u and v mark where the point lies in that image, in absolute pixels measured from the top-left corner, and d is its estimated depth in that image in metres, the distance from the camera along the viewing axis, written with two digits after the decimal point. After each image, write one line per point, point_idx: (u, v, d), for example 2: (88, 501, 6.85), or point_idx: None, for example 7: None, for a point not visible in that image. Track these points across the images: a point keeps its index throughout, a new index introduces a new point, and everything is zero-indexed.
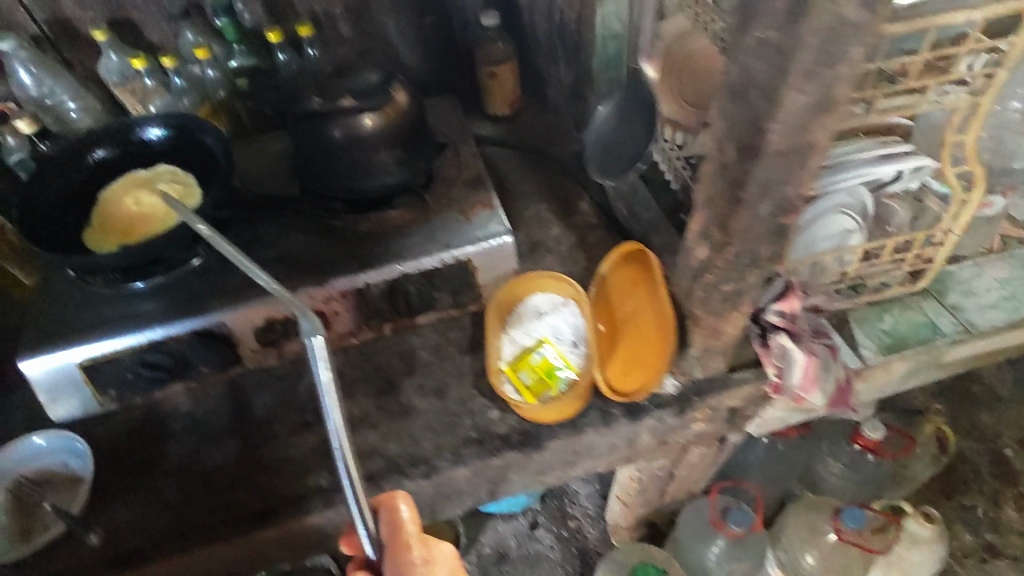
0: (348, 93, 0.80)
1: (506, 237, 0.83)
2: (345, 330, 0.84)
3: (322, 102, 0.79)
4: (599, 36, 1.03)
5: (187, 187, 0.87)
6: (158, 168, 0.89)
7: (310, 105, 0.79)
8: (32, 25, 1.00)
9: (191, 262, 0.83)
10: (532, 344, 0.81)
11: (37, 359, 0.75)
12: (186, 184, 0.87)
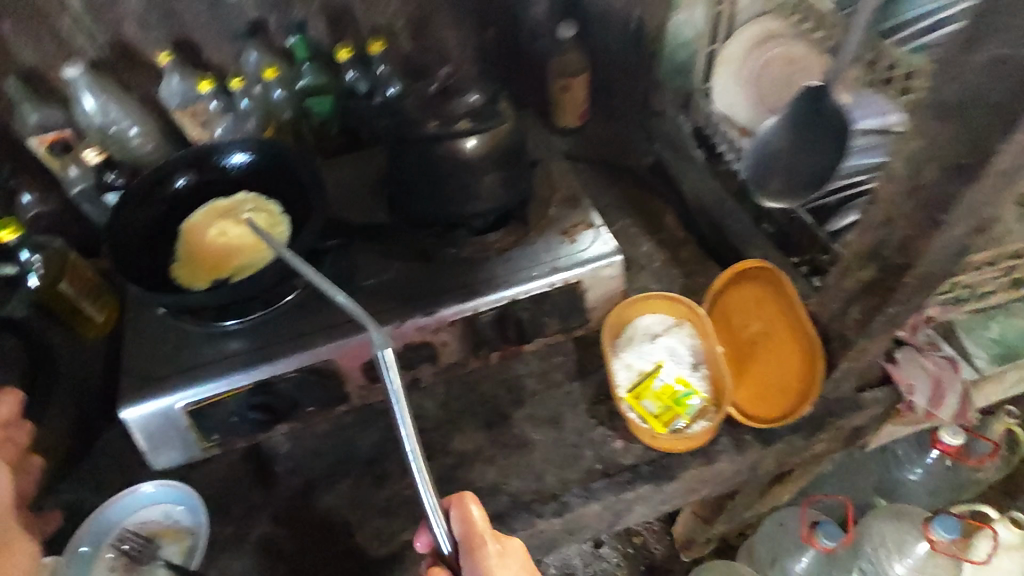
0: (462, 114, 0.76)
1: (616, 258, 0.79)
2: (453, 360, 0.80)
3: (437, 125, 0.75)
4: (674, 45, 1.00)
5: (274, 216, 0.83)
6: (240, 196, 0.85)
7: (426, 129, 0.75)
8: (91, 50, 0.95)
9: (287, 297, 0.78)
10: (652, 368, 0.78)
11: (140, 406, 0.70)
12: (273, 212, 0.83)
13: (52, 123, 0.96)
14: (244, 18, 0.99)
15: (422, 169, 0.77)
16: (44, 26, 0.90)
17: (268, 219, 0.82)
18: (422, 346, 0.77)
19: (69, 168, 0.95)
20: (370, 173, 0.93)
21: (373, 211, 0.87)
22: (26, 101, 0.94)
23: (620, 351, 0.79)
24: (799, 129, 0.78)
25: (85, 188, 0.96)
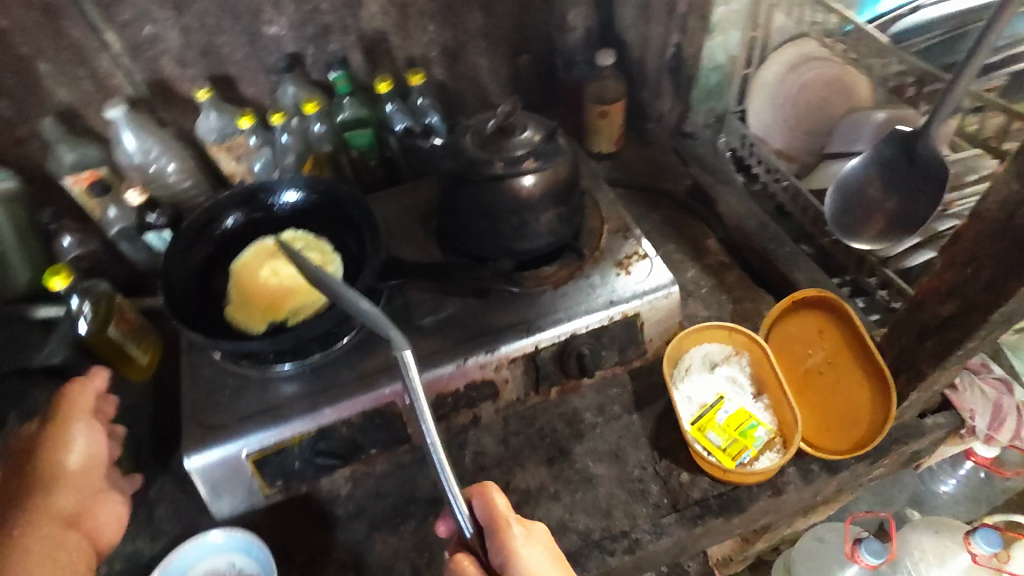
0: (524, 150, 0.74)
1: (673, 288, 0.80)
2: (512, 397, 0.80)
3: (503, 165, 0.73)
4: (706, 69, 1.02)
5: (327, 254, 0.81)
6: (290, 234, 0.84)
7: (490, 169, 0.73)
8: (129, 88, 0.95)
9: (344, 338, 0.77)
10: (715, 400, 0.78)
11: (203, 455, 0.69)
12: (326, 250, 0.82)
13: (88, 161, 0.96)
14: (282, 52, 0.99)
15: (479, 207, 0.76)
16: (84, 66, 0.90)
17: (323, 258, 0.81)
18: (484, 383, 0.77)
19: (109, 209, 0.93)
20: (415, 207, 0.93)
21: (423, 246, 0.87)
22: (63, 141, 0.94)
23: (681, 382, 0.79)
24: (884, 169, 0.73)
25: (126, 228, 0.94)
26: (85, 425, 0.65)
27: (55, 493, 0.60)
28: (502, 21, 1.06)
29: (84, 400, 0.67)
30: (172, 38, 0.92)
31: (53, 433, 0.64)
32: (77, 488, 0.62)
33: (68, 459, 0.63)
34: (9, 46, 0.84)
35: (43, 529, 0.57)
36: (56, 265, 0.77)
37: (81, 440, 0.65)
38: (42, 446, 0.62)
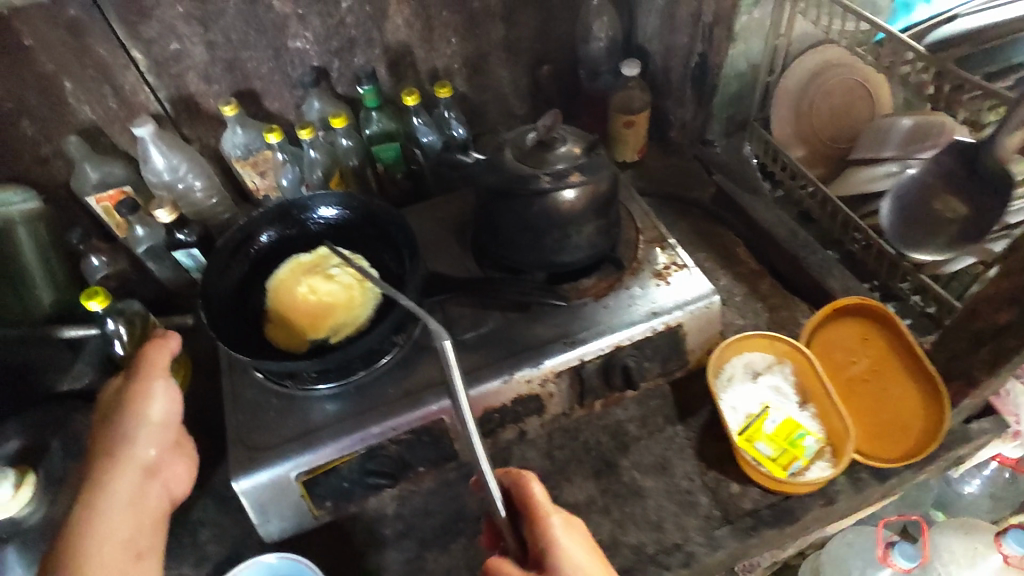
0: (570, 163, 0.73)
1: (714, 298, 0.79)
2: (557, 411, 0.79)
3: (550, 179, 0.72)
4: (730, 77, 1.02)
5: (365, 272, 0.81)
6: (325, 251, 0.84)
7: (537, 183, 0.71)
8: (154, 104, 0.93)
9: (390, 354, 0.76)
10: (761, 409, 0.77)
11: (254, 478, 0.68)
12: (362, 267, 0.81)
13: (112, 179, 0.95)
14: (306, 66, 0.98)
15: (523, 220, 0.75)
16: (108, 83, 0.88)
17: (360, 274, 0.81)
18: (530, 397, 0.76)
19: (137, 228, 0.92)
20: (448, 221, 0.92)
21: (459, 261, 0.86)
22: (87, 159, 0.93)
23: (726, 392, 0.79)
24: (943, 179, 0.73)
25: (153, 246, 0.94)
26: (165, 382, 0.67)
27: (136, 448, 0.64)
28: (524, 32, 1.06)
29: (162, 359, 0.69)
30: (197, 54, 0.90)
31: (136, 387, 0.66)
32: (155, 443, 0.65)
33: (149, 416, 0.65)
34: (32, 64, 0.83)
35: (124, 485, 0.61)
36: (93, 288, 0.75)
37: (161, 399, 0.66)
38: (129, 401, 0.65)
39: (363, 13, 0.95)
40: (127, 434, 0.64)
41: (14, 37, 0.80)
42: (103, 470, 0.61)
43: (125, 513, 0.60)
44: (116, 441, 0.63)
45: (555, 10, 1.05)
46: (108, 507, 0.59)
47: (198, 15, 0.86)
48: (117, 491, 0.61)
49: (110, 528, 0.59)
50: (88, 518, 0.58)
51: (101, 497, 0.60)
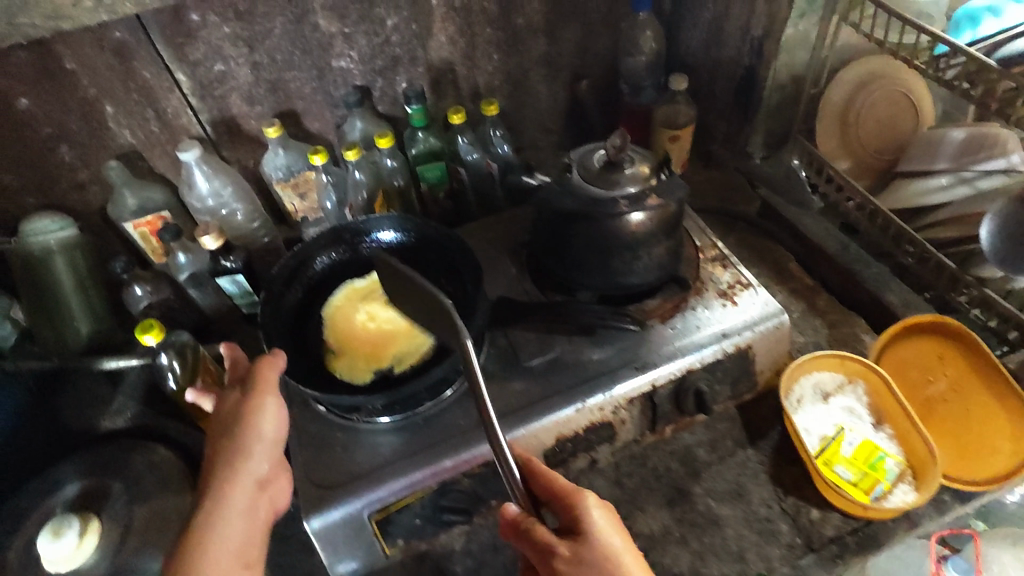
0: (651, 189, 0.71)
1: (784, 317, 0.78)
2: (628, 437, 0.77)
3: (629, 205, 0.70)
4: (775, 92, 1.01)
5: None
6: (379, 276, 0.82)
7: (616, 210, 0.70)
8: (196, 127, 0.90)
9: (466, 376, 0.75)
10: (836, 431, 0.76)
11: (327, 515, 0.65)
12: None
13: (151, 205, 0.92)
14: (349, 85, 0.95)
15: (593, 243, 0.73)
16: (151, 108, 0.86)
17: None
18: (602, 425, 0.74)
19: (178, 255, 0.90)
20: (502, 242, 0.90)
21: (518, 283, 0.84)
22: (127, 185, 0.90)
23: (799, 414, 0.77)
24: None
25: (195, 272, 0.91)
26: (276, 400, 0.67)
27: (249, 464, 0.64)
28: (564, 48, 1.04)
29: (272, 376, 0.67)
30: (242, 75, 0.88)
31: (251, 403, 0.66)
32: (268, 458, 0.66)
33: (261, 433, 0.65)
34: (75, 89, 0.80)
35: (237, 499, 0.62)
36: (148, 321, 0.73)
37: (271, 415, 0.66)
38: (243, 416, 0.65)
39: (408, 31, 0.93)
40: (240, 449, 0.64)
41: (58, 62, 0.77)
42: (218, 483, 0.62)
43: (238, 525, 0.61)
44: (231, 455, 0.64)
45: (596, 25, 1.03)
46: (225, 520, 0.60)
47: (245, 36, 0.84)
48: (231, 504, 0.62)
49: (222, 540, 0.59)
50: (204, 529, 0.59)
51: (215, 508, 0.61)
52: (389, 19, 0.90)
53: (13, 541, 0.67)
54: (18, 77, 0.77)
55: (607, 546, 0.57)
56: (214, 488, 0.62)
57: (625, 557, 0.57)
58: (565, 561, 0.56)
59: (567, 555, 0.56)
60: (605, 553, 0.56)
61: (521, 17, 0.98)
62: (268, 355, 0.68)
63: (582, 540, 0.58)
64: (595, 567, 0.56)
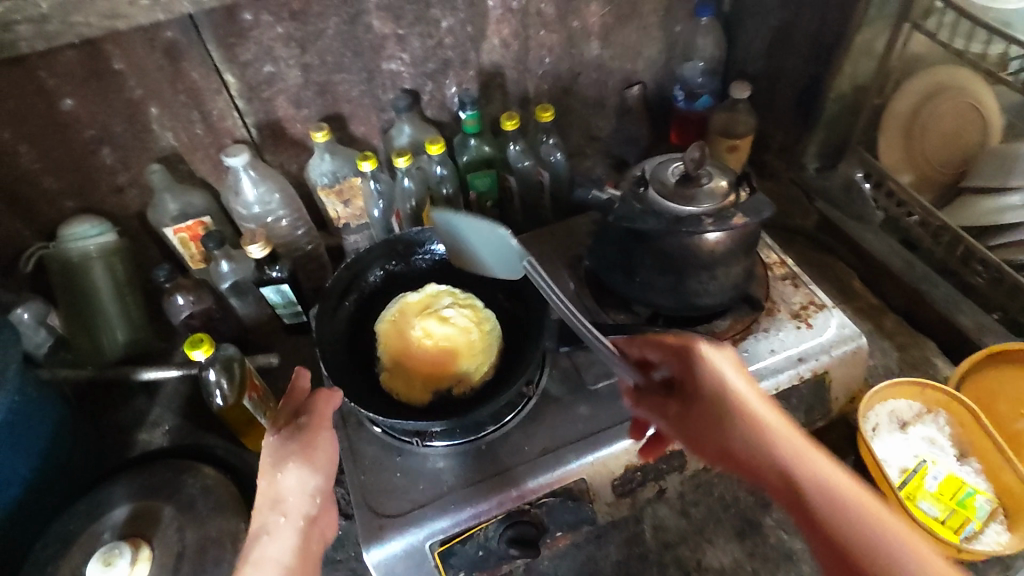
0: (738, 208, 0.66)
1: (861, 340, 0.74)
2: (697, 467, 0.72)
3: (716, 224, 0.65)
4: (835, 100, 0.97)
5: (480, 314, 0.75)
6: (434, 290, 0.78)
7: (701, 229, 0.65)
8: (241, 130, 0.86)
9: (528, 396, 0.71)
10: (917, 464, 0.72)
11: (391, 546, 0.62)
12: (474, 311, 0.75)
13: (192, 210, 0.89)
14: (398, 88, 0.90)
15: (667, 262, 0.69)
16: (197, 110, 0.82)
17: (477, 314, 0.75)
18: (675, 454, 0.69)
19: (222, 263, 0.87)
20: (558, 255, 0.87)
21: (578, 299, 0.81)
22: (169, 189, 0.87)
23: (877, 444, 0.73)
24: None
25: (239, 282, 0.89)
26: (332, 434, 0.63)
27: (301, 499, 0.60)
28: (618, 52, 0.99)
29: (330, 412, 0.64)
30: (291, 77, 0.83)
31: (307, 436, 0.62)
32: (320, 495, 0.61)
33: (317, 465, 0.61)
34: (121, 90, 0.77)
35: (288, 535, 0.59)
36: (197, 335, 0.70)
37: (325, 452, 0.62)
38: (300, 450, 0.61)
39: (462, 33, 0.88)
40: (294, 483, 0.60)
41: (106, 61, 0.74)
42: (270, 520, 0.59)
43: (291, 562, 0.57)
44: (284, 490, 0.60)
45: (651, 29, 0.99)
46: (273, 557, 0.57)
47: (297, 37, 0.80)
48: (281, 542, 0.58)
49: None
50: (254, 569, 0.56)
51: (263, 546, 0.58)
52: (444, 20, 0.85)
53: (57, 569, 0.64)
54: (65, 77, 0.73)
55: (727, 389, 0.59)
56: (264, 524, 0.59)
57: (746, 397, 0.58)
58: (680, 412, 0.63)
59: (680, 409, 0.63)
60: (721, 396, 0.59)
61: (578, 19, 0.93)
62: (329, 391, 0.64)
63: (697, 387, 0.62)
64: (715, 408, 0.60)
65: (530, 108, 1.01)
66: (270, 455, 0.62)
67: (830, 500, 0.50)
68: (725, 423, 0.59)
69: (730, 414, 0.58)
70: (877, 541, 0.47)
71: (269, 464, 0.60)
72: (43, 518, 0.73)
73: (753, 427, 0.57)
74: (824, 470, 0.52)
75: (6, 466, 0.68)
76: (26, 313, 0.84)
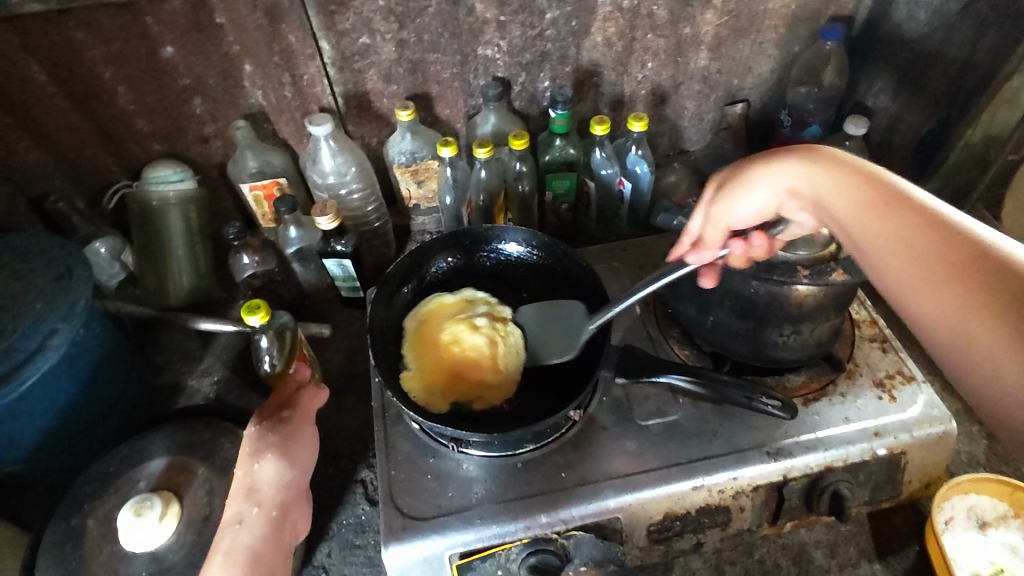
0: (839, 264, 0.59)
1: (950, 426, 0.66)
2: (743, 526, 0.67)
3: (811, 281, 0.58)
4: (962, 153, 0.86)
5: (513, 330, 0.71)
6: (469, 295, 0.74)
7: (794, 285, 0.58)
8: (328, 98, 0.85)
9: (572, 417, 0.68)
10: (993, 571, 0.65)
11: (409, 549, 0.61)
12: (507, 325, 0.71)
13: (269, 170, 0.89)
14: (490, 75, 0.86)
15: (747, 305, 0.64)
16: (288, 73, 0.81)
17: (508, 329, 0.71)
18: (719, 509, 0.65)
19: (291, 229, 0.88)
20: (627, 275, 0.82)
21: (641, 325, 0.77)
22: (250, 147, 0.86)
23: (948, 539, 0.67)
24: None
25: (304, 249, 0.89)
26: (312, 430, 0.67)
27: (277, 490, 0.62)
28: (727, 65, 0.92)
29: (314, 407, 0.68)
30: (385, 51, 0.81)
31: (288, 429, 0.65)
32: (293, 487, 0.63)
33: (295, 459, 0.64)
34: (220, 44, 0.77)
35: (261, 526, 0.59)
36: (255, 301, 0.71)
37: (303, 446, 0.66)
38: (279, 441, 0.64)
39: (566, 27, 0.83)
40: (271, 474, 0.62)
41: (209, 15, 0.74)
42: (244, 509, 0.60)
43: (263, 551, 0.58)
44: (262, 480, 0.61)
45: (767, 46, 0.91)
46: (247, 543, 0.58)
47: (397, 12, 0.77)
48: (253, 531, 0.59)
49: (246, 569, 0.56)
50: (226, 559, 0.57)
51: (236, 535, 0.58)
52: (549, 12, 0.81)
53: (95, 508, 0.67)
54: (169, 26, 0.74)
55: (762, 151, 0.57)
56: (238, 512, 0.59)
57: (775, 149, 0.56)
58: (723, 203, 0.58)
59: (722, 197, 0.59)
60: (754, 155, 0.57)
61: (691, 26, 0.86)
62: (313, 389, 0.69)
63: (733, 168, 0.59)
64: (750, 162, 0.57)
65: (622, 112, 0.95)
66: (249, 444, 0.63)
67: (853, 189, 0.48)
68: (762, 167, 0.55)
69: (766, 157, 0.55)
70: (877, 201, 0.46)
71: (248, 454, 0.62)
72: (92, 447, 0.77)
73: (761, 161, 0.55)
74: (819, 160, 0.51)
75: (63, 397, 0.71)
76: (102, 248, 0.88)
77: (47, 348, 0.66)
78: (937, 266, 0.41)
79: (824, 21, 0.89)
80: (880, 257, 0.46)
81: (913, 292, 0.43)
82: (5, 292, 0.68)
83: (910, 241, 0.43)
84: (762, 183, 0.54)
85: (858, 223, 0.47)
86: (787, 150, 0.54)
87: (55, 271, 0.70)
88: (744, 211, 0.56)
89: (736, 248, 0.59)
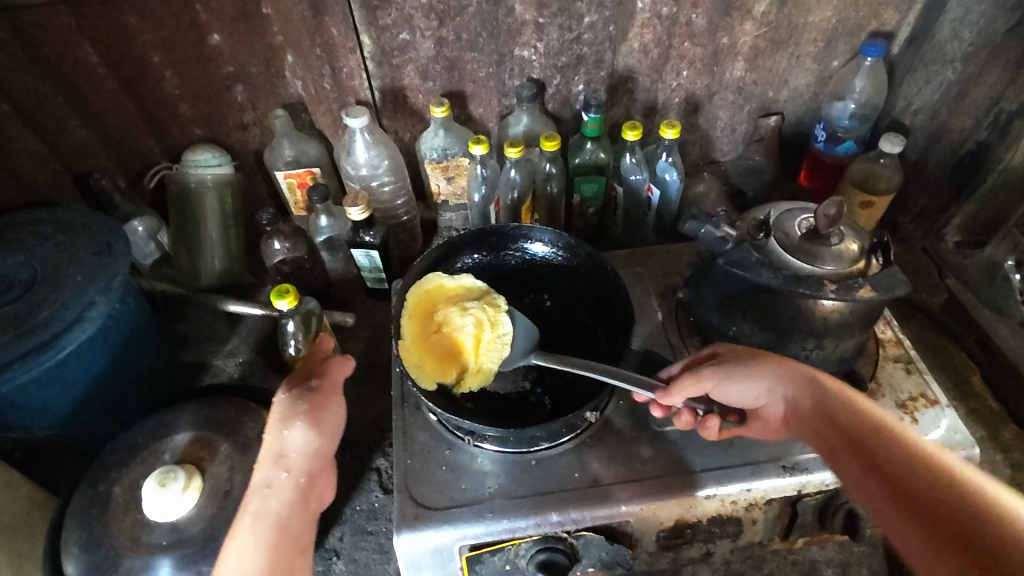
0: (867, 280, 0.59)
1: (975, 450, 0.65)
2: (754, 539, 0.67)
3: (837, 294, 0.58)
4: None
5: (499, 316, 0.69)
6: (469, 281, 0.73)
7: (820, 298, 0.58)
8: (365, 91, 0.86)
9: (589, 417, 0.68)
10: None
11: (419, 538, 0.61)
12: (497, 312, 0.69)
13: (304, 159, 0.91)
14: (525, 76, 0.87)
15: (772, 319, 0.64)
16: (329, 65, 0.82)
17: (496, 315, 0.69)
18: (730, 520, 0.65)
19: (322, 218, 0.89)
20: (651, 281, 0.82)
21: (662, 332, 0.77)
22: (287, 135, 0.88)
23: None
24: None
25: (334, 238, 0.91)
26: (342, 402, 0.67)
27: (305, 457, 0.62)
28: (763, 77, 0.92)
29: (342, 379, 0.69)
30: (424, 48, 0.82)
31: (316, 398, 0.66)
32: (321, 455, 0.63)
33: (323, 428, 0.64)
34: (264, 33, 0.79)
35: (289, 492, 0.59)
36: (284, 286, 0.72)
37: (332, 416, 0.66)
38: (308, 410, 0.64)
39: (603, 32, 0.83)
40: (300, 441, 0.62)
41: (255, 5, 0.76)
42: (273, 474, 0.60)
43: (290, 517, 0.58)
44: (291, 447, 0.62)
45: (805, 59, 0.91)
46: (272, 507, 0.58)
47: (438, 10, 0.78)
48: (282, 497, 0.59)
49: (272, 530, 0.56)
50: (253, 521, 0.57)
51: (264, 498, 0.59)
52: (588, 16, 0.81)
53: (121, 476, 0.69)
54: (217, 14, 0.76)
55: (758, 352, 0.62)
56: (267, 477, 0.60)
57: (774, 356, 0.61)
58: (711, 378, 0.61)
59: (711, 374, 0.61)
60: (751, 354, 0.62)
61: (729, 36, 0.86)
62: (340, 360, 0.70)
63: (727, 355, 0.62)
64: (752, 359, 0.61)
65: (654, 119, 0.96)
66: (279, 412, 0.64)
67: (851, 411, 0.53)
68: (765, 370, 0.59)
69: (769, 362, 0.60)
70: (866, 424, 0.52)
71: (278, 421, 0.64)
72: (120, 416, 0.79)
73: (761, 364, 0.60)
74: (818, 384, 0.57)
75: (96, 366, 0.73)
76: (140, 227, 0.90)
77: (85, 318, 0.68)
78: (897, 467, 0.47)
79: (865, 36, 0.88)
80: (865, 462, 0.50)
81: (878, 495, 0.47)
82: (50, 264, 0.71)
83: (892, 454, 0.48)
84: (756, 380, 0.60)
85: (842, 412, 0.54)
86: (789, 365, 0.59)
87: (97, 246, 0.73)
88: (732, 398, 0.61)
89: (687, 415, 0.65)
